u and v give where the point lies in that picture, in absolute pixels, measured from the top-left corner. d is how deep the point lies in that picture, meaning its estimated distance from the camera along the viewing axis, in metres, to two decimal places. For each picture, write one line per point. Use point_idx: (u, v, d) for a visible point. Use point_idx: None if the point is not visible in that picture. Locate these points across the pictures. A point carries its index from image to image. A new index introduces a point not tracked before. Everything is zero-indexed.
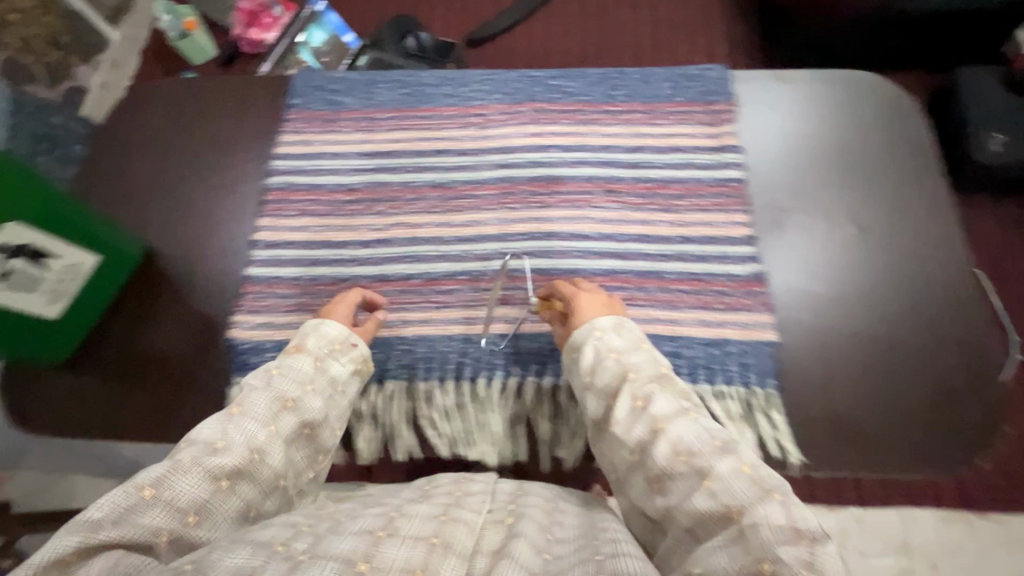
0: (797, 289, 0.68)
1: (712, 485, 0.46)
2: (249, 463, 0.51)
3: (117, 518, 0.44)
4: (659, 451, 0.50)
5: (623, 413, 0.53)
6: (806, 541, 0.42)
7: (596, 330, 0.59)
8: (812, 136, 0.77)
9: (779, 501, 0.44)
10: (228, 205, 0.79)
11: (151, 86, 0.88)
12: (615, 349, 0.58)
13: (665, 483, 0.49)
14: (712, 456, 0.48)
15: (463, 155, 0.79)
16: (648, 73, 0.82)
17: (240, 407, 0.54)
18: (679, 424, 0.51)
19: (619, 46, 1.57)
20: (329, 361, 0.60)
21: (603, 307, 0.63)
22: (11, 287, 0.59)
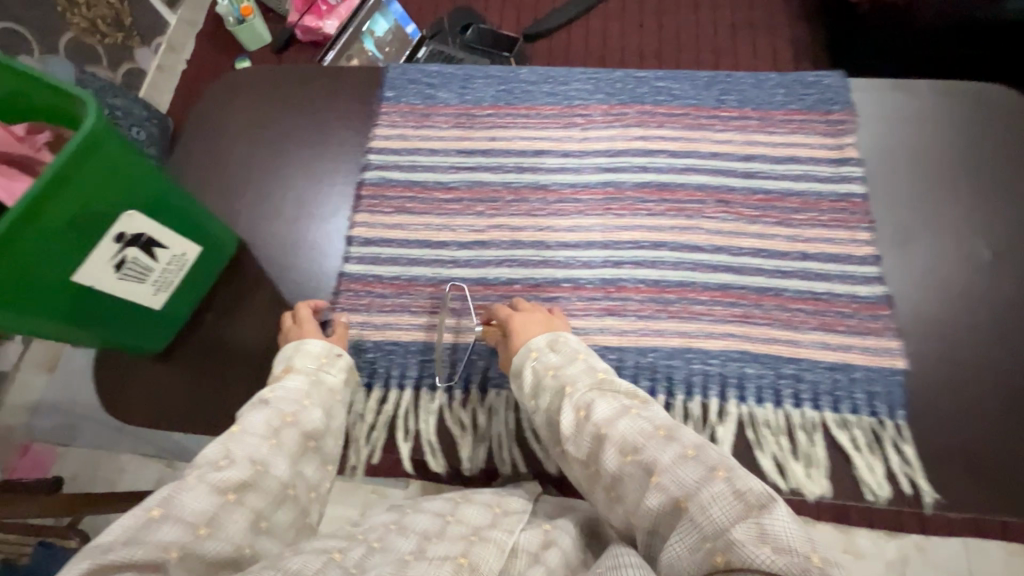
0: (924, 315, 0.64)
1: (660, 480, 0.43)
2: (256, 475, 0.49)
3: (128, 539, 0.40)
4: (607, 457, 0.47)
5: (568, 423, 0.51)
6: (753, 511, 0.38)
7: (530, 351, 0.58)
8: (939, 151, 0.72)
9: (724, 478, 0.41)
10: (321, 198, 0.77)
11: (242, 71, 0.85)
12: (551, 365, 0.56)
13: (618, 484, 0.46)
14: (657, 447, 0.45)
15: (567, 157, 0.76)
16: (761, 78, 0.78)
17: (240, 429, 0.51)
18: (620, 424, 0.48)
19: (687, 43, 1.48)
20: (324, 374, 0.60)
21: (539, 325, 0.61)
22: (125, 277, 0.58)
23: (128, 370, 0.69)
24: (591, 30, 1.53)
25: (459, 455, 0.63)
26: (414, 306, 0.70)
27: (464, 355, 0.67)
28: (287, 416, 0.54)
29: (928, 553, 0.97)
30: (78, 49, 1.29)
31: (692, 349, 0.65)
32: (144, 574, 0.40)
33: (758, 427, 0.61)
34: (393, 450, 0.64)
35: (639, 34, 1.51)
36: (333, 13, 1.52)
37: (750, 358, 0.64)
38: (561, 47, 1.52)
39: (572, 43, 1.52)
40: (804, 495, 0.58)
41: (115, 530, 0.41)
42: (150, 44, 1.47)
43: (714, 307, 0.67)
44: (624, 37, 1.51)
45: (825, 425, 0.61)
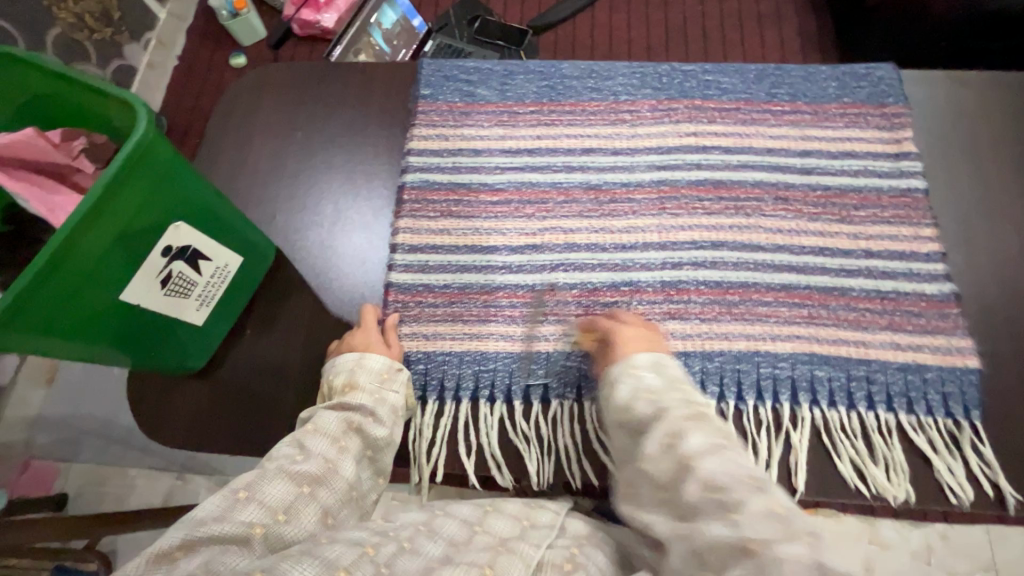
0: (995, 313, 0.63)
1: (738, 519, 0.39)
2: (327, 471, 0.49)
3: (219, 515, 0.43)
4: (687, 488, 0.43)
5: (653, 447, 0.46)
6: None
7: (631, 368, 0.53)
8: (997, 142, 0.70)
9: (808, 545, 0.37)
10: (359, 203, 0.74)
11: (268, 69, 0.81)
12: (650, 389, 0.51)
13: (688, 514, 0.42)
14: (748, 493, 0.40)
15: (617, 155, 0.73)
16: (812, 71, 0.76)
17: (315, 426, 0.52)
18: (712, 460, 0.43)
19: (699, 34, 1.45)
20: (387, 394, 0.57)
21: (645, 343, 0.57)
22: (171, 292, 0.55)
23: (169, 392, 0.65)
24: (596, 23, 1.49)
25: (526, 469, 0.61)
26: (466, 315, 0.67)
27: (524, 364, 0.64)
28: (358, 422, 0.54)
29: (951, 540, 0.94)
30: (65, 47, 1.19)
31: (760, 352, 0.63)
32: (232, 546, 0.42)
33: (833, 432, 0.60)
34: (456, 465, 0.62)
35: (646, 26, 1.48)
36: (330, 6, 1.46)
37: (819, 361, 0.62)
38: (569, 39, 1.48)
39: (577, 36, 1.48)
40: (886, 499, 0.57)
41: (208, 506, 0.43)
42: (139, 39, 1.38)
43: (780, 308, 0.65)
44: (630, 30, 1.48)
45: (900, 426, 0.60)
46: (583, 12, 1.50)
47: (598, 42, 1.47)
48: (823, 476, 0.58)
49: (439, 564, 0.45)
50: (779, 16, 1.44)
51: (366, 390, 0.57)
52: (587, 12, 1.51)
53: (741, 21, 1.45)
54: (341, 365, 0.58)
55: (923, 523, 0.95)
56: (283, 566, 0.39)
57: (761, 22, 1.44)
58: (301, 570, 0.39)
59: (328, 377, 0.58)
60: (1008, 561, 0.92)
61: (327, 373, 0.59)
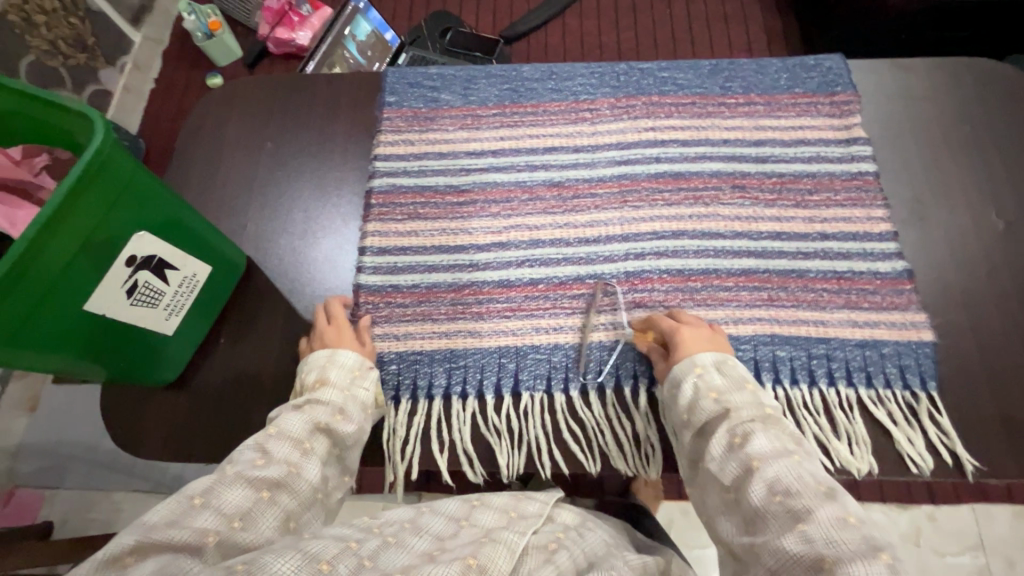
0: (948, 289, 0.65)
1: (807, 529, 0.39)
2: (289, 475, 0.49)
3: (172, 521, 0.42)
4: (752, 492, 0.43)
5: (717, 447, 0.48)
6: None
7: (695, 366, 0.55)
8: (941, 127, 0.73)
9: (886, 564, 0.36)
10: (328, 210, 0.75)
11: (235, 85, 0.83)
12: (716, 389, 0.52)
13: (756, 522, 0.42)
14: (816, 501, 0.41)
15: (578, 152, 0.75)
16: (763, 64, 0.79)
17: (279, 428, 0.52)
18: (776, 463, 0.44)
19: (668, 36, 1.49)
20: (355, 390, 0.58)
21: (706, 342, 0.58)
22: (138, 302, 0.55)
23: (145, 404, 0.66)
24: (567, 29, 1.53)
25: (497, 461, 0.61)
26: (435, 314, 0.68)
27: (493, 359, 0.65)
28: (325, 422, 0.54)
29: (939, 521, 0.96)
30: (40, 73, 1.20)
31: (723, 336, 0.64)
32: (185, 554, 0.41)
33: (797, 409, 0.61)
34: (429, 462, 0.62)
35: (616, 30, 1.51)
36: (304, 24, 1.49)
37: (780, 342, 0.64)
38: (542, 46, 1.51)
39: (550, 43, 1.51)
40: (851, 473, 0.59)
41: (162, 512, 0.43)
42: (115, 64, 1.39)
43: (739, 293, 0.66)
44: (601, 35, 1.51)
45: (860, 401, 0.62)
46: (555, 20, 1.54)
47: (570, 47, 1.51)
48: None
49: (423, 559, 0.45)
50: (745, 17, 1.48)
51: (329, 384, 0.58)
52: (558, 19, 1.54)
53: (709, 22, 1.50)
54: (316, 361, 0.60)
55: (909, 506, 0.97)
56: (264, 560, 0.39)
57: (727, 23, 1.49)
58: (284, 563, 0.39)
59: (303, 372, 0.60)
60: (994, 538, 0.94)
61: (299, 369, 0.60)
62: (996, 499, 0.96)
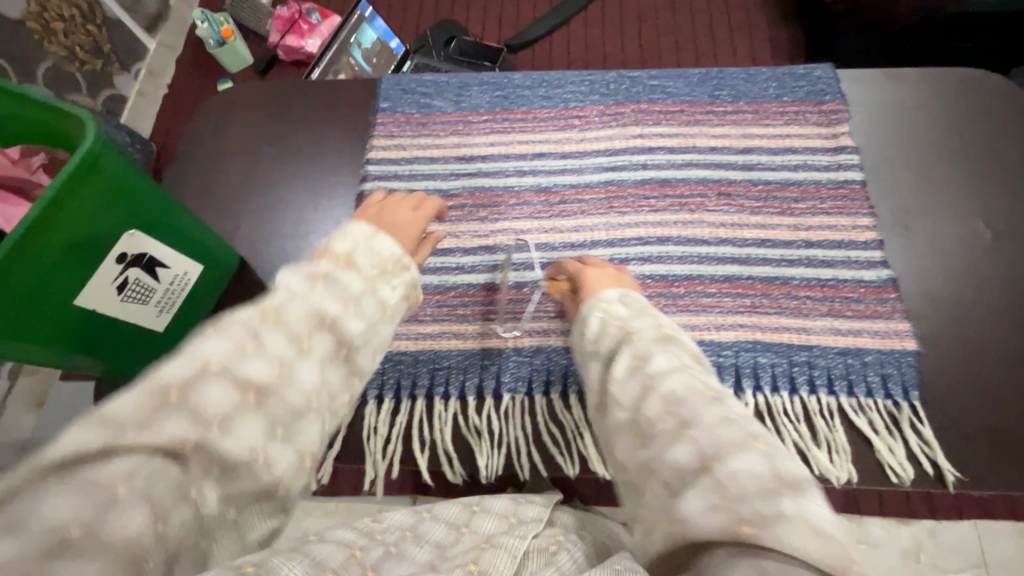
0: (933, 297, 0.65)
1: (696, 435, 0.39)
2: (278, 378, 0.35)
3: (141, 420, 0.30)
4: (649, 407, 0.42)
5: (620, 371, 0.46)
6: (788, 491, 0.34)
7: (599, 301, 0.53)
8: (930, 135, 0.73)
9: (762, 453, 0.37)
10: (320, 212, 0.77)
11: (236, 90, 0.85)
12: (617, 318, 0.51)
13: (649, 433, 0.41)
14: (703, 406, 0.40)
15: (566, 158, 0.76)
16: (752, 73, 0.80)
17: (276, 315, 0.37)
18: (673, 379, 0.43)
19: (672, 45, 1.50)
20: (378, 283, 0.44)
21: (610, 280, 0.58)
22: (129, 298, 0.57)
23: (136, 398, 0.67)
24: (573, 38, 1.54)
25: (476, 462, 0.62)
26: (420, 316, 0.69)
27: (476, 360, 0.66)
28: (333, 317, 0.39)
29: (940, 537, 0.94)
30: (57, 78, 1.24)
31: (704, 342, 0.65)
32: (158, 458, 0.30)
33: (777, 416, 0.61)
34: (410, 461, 0.63)
35: (620, 40, 1.53)
36: (314, 32, 1.53)
37: (762, 348, 0.64)
38: (547, 55, 1.53)
39: (555, 52, 1.53)
40: (830, 481, 0.58)
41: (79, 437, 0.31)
42: (130, 69, 1.43)
43: (722, 299, 0.67)
44: (605, 44, 1.53)
45: (841, 409, 0.62)
46: (560, 29, 1.56)
47: (574, 55, 1.52)
48: None
49: (425, 569, 0.44)
50: (748, 27, 1.49)
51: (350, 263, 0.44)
52: (563, 28, 1.56)
53: (713, 31, 1.51)
54: (349, 237, 0.46)
55: (911, 521, 0.95)
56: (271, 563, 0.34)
57: (732, 33, 1.50)
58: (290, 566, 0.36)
59: (329, 241, 0.46)
60: (998, 555, 0.92)
61: (325, 238, 0.46)
62: (1000, 516, 0.95)
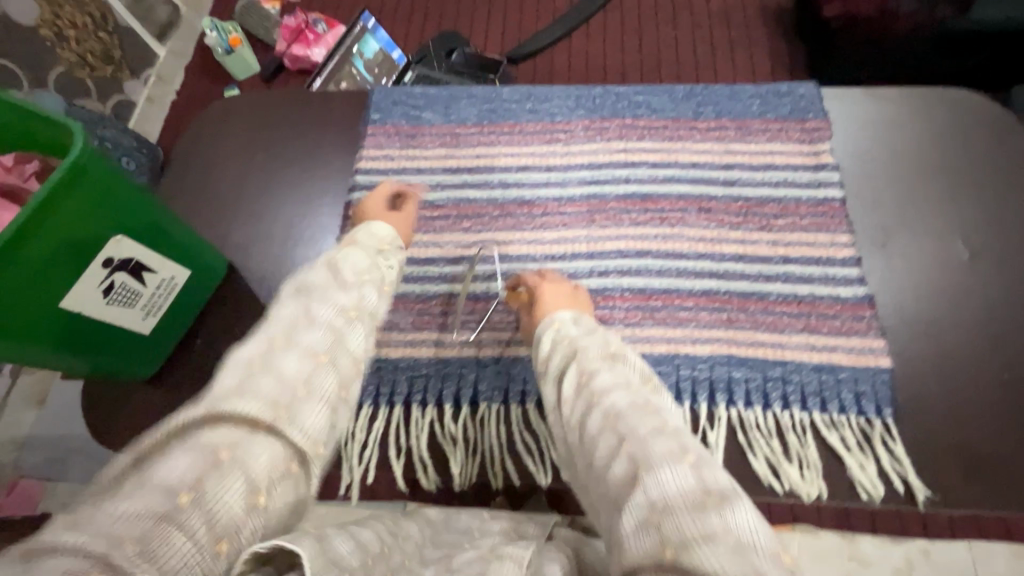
0: (908, 315, 0.65)
1: (630, 447, 0.39)
2: (284, 342, 0.41)
3: (241, 438, 0.35)
4: (592, 423, 0.42)
5: (568, 391, 0.47)
6: (714, 501, 0.34)
7: (552, 322, 0.54)
8: (912, 153, 0.73)
9: (691, 465, 0.36)
10: (309, 220, 0.78)
11: (232, 100, 0.87)
12: (569, 338, 0.51)
13: (592, 451, 0.42)
14: (640, 419, 0.40)
15: (550, 171, 0.78)
16: (736, 90, 0.81)
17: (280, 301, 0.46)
18: (614, 395, 0.43)
19: (672, 59, 1.52)
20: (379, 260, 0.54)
21: (566, 298, 0.59)
22: (115, 301, 0.59)
23: (122, 399, 0.69)
24: (573, 51, 1.56)
25: (450, 469, 0.63)
26: (402, 324, 0.70)
27: (455, 368, 0.67)
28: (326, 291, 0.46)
29: None
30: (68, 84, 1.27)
31: (679, 355, 0.65)
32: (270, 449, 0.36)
33: (749, 430, 0.62)
34: (386, 467, 0.64)
35: (620, 53, 1.54)
36: (319, 41, 1.54)
37: (736, 363, 0.65)
38: (547, 68, 1.55)
39: (555, 64, 1.55)
40: (800, 497, 0.59)
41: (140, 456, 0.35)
42: (139, 76, 1.45)
43: (699, 313, 0.67)
44: (606, 57, 1.55)
45: (814, 425, 0.62)
46: (561, 42, 1.58)
47: (575, 68, 1.54)
48: (743, 476, 0.59)
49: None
50: (747, 42, 1.51)
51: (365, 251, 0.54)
52: (564, 41, 1.58)
53: (713, 46, 1.52)
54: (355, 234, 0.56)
55: None
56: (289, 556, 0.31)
57: (731, 47, 1.51)
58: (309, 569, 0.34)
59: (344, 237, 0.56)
60: None
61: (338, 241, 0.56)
62: None
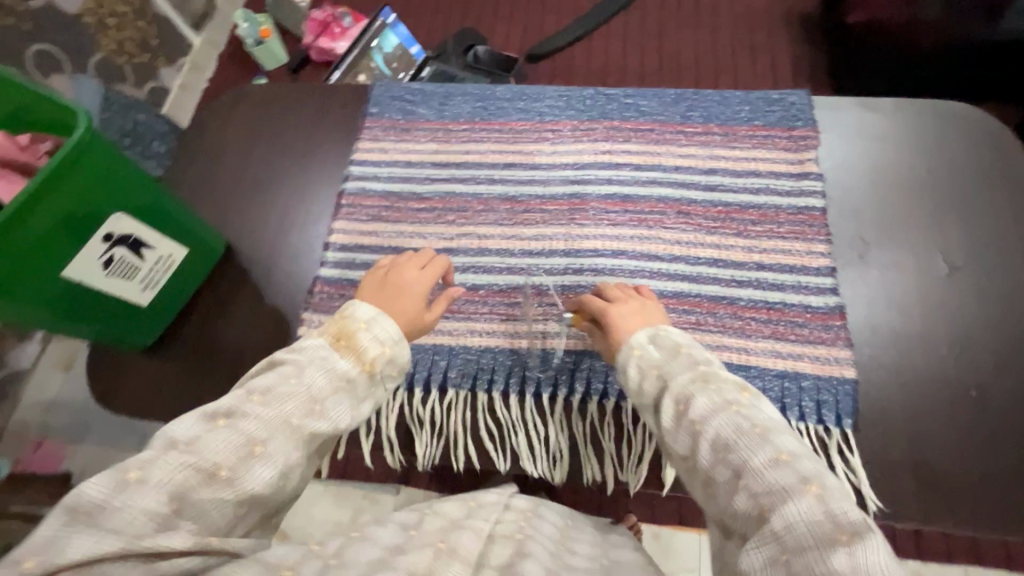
0: (879, 328, 0.65)
1: (751, 483, 0.41)
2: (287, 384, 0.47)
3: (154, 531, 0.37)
4: (702, 453, 0.45)
5: (670, 419, 0.49)
6: (845, 536, 0.36)
7: (630, 348, 0.55)
8: (899, 166, 0.72)
9: (814, 495, 0.39)
10: (304, 207, 0.82)
11: (242, 90, 0.92)
12: (653, 364, 0.53)
13: (711, 483, 0.44)
14: (752, 447, 0.43)
15: (535, 169, 0.80)
16: (727, 95, 0.81)
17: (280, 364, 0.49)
18: (717, 420, 0.46)
19: (690, 61, 1.51)
20: (364, 334, 0.53)
21: (640, 316, 0.58)
22: (113, 274, 0.64)
23: (119, 365, 0.74)
24: (594, 50, 1.57)
25: (415, 450, 0.66)
26: None
27: (427, 354, 0.69)
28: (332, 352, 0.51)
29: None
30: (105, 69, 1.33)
31: None
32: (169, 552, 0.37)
33: None
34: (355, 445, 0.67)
35: (640, 54, 1.54)
36: (345, 35, 1.59)
37: None
38: (566, 67, 1.56)
39: (575, 63, 1.56)
40: None
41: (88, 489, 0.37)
42: (174, 63, 1.52)
43: (669, 314, 0.68)
44: (625, 57, 1.55)
45: None
46: (582, 41, 1.58)
47: (593, 68, 1.55)
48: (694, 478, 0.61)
49: (392, 553, 0.44)
50: (769, 48, 1.49)
51: (371, 385, 0.52)
52: (585, 41, 1.58)
53: (733, 49, 1.50)
54: (369, 325, 0.54)
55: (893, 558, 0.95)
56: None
57: (752, 51, 1.49)
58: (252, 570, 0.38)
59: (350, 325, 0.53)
60: None
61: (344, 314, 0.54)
62: None
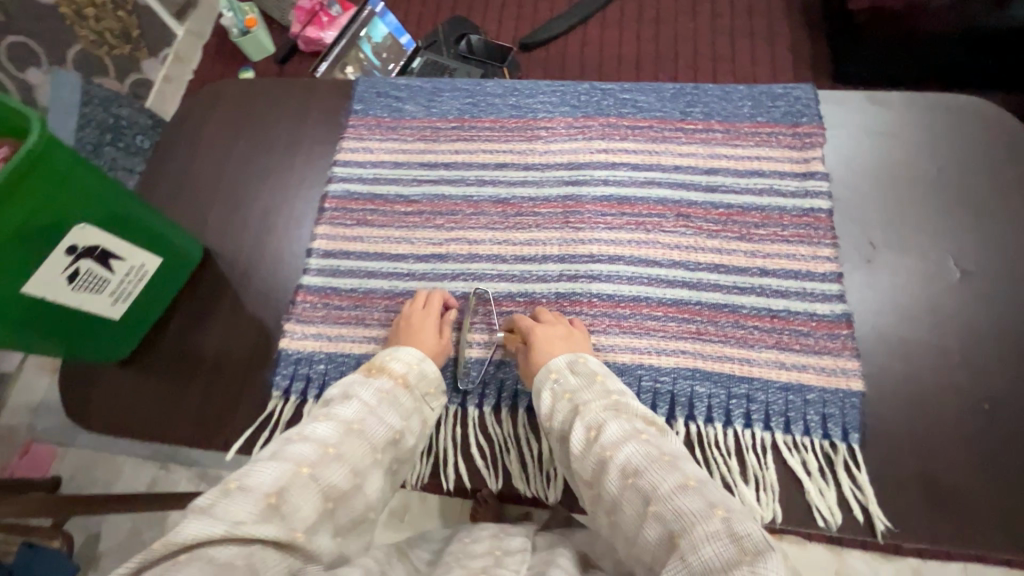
0: (887, 336, 0.62)
1: (659, 510, 0.41)
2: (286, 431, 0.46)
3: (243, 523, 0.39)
4: (610, 479, 0.45)
5: (578, 441, 0.50)
6: (750, 557, 0.35)
7: (550, 372, 0.57)
8: (908, 164, 0.69)
9: (722, 518, 0.38)
10: (286, 211, 0.78)
11: (218, 85, 0.87)
12: (569, 389, 0.55)
13: (616, 510, 0.45)
14: (662, 473, 0.43)
15: (528, 169, 0.76)
16: (728, 90, 0.77)
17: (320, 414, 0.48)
18: (626, 448, 0.46)
19: (690, 51, 1.46)
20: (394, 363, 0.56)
21: (560, 340, 0.60)
22: (79, 287, 0.60)
23: (96, 379, 0.71)
24: (588, 38, 1.52)
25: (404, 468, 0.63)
26: (370, 319, 0.71)
27: None
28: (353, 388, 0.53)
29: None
30: (82, 62, 1.27)
31: (643, 365, 0.64)
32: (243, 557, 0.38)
33: (707, 447, 0.60)
34: None
35: (637, 43, 1.50)
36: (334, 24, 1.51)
37: (701, 377, 0.63)
38: (561, 56, 1.51)
39: (569, 51, 1.51)
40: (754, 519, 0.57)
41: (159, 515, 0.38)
42: (157, 54, 1.45)
43: (667, 323, 0.65)
44: (621, 46, 1.50)
45: (776, 445, 0.60)
46: (577, 29, 1.53)
47: (589, 57, 1.50)
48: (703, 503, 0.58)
49: None
50: (771, 36, 1.44)
51: (413, 397, 0.55)
52: (579, 29, 1.53)
53: (734, 37, 1.45)
54: (400, 356, 0.57)
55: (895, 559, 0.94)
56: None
57: (752, 40, 1.44)
58: None
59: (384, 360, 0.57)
60: None
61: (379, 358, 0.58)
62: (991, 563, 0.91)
